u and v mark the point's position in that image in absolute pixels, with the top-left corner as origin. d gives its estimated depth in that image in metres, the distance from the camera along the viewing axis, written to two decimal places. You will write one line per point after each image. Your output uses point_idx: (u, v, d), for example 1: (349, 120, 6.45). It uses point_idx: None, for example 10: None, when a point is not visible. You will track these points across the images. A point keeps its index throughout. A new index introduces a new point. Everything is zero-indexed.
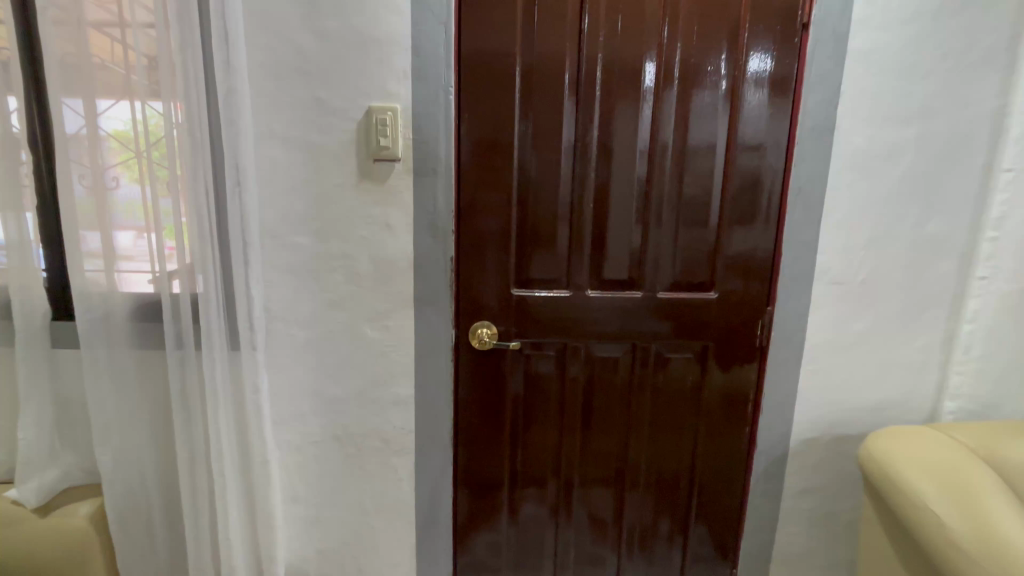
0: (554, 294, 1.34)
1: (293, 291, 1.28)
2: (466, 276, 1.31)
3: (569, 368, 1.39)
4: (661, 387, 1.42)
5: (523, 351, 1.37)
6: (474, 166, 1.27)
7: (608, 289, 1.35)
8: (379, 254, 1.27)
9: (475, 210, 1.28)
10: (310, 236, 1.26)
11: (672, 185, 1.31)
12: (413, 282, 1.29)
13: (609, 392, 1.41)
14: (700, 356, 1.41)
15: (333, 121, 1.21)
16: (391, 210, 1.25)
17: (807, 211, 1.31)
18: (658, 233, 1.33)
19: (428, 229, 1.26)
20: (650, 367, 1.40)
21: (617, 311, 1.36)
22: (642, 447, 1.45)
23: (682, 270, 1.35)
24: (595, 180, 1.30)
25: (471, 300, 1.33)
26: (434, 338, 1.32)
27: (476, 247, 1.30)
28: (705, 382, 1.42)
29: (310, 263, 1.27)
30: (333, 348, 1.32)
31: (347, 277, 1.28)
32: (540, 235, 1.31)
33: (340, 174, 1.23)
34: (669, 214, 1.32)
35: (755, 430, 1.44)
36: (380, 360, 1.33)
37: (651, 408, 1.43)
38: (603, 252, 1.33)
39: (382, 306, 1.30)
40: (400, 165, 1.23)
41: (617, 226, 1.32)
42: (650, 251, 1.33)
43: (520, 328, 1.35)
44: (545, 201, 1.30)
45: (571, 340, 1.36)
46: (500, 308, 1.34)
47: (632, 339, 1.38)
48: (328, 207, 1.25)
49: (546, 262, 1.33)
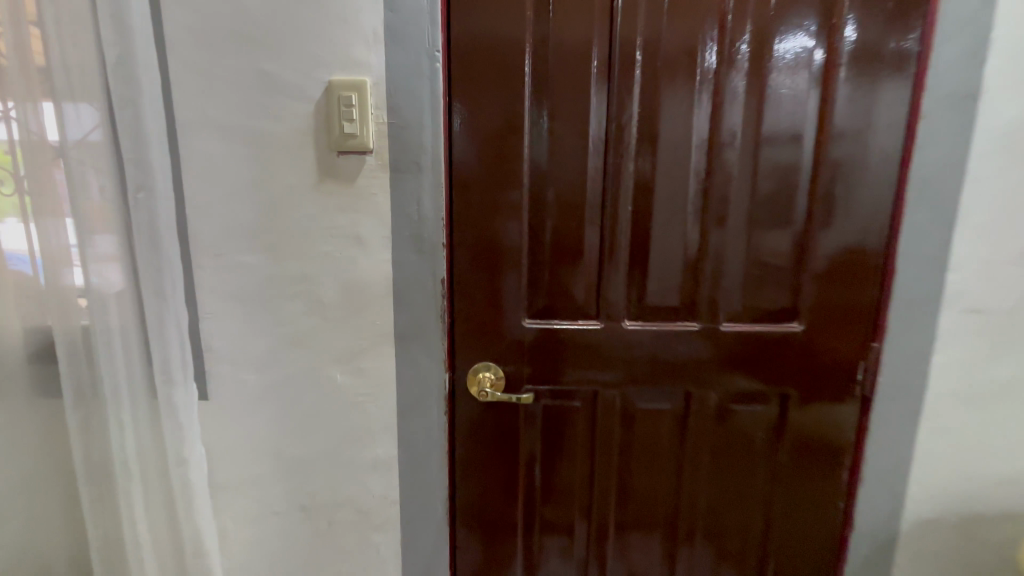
0: (579, 325, 1.01)
1: (242, 325, 0.99)
2: (463, 303, 1.00)
3: (601, 423, 1.05)
4: (726, 448, 1.06)
5: (538, 400, 1.04)
6: (472, 159, 0.95)
7: (652, 320, 1.01)
8: (348, 277, 0.97)
9: (473, 218, 0.97)
10: (262, 254, 0.97)
11: (741, 182, 0.96)
12: (394, 312, 0.98)
13: (654, 453, 1.07)
14: (779, 408, 1.05)
15: (284, 101, 0.91)
16: (363, 218, 0.95)
17: (934, 211, 0.94)
18: (721, 247, 0.98)
19: (412, 243, 0.95)
20: (710, 422, 1.05)
21: (665, 350, 1.02)
22: (701, 488, 1.08)
23: (755, 295, 1.00)
24: (635, 177, 0.96)
25: (470, 335, 1.01)
26: (423, 384, 1.01)
27: (476, 265, 0.99)
28: (786, 442, 1.06)
29: (262, 288, 0.98)
30: (295, 395, 1.03)
31: (309, 307, 0.99)
32: (561, 248, 0.99)
33: (296, 172, 0.93)
34: (736, 221, 0.97)
35: (852, 498, 1.08)
36: (355, 411, 1.03)
37: (712, 475, 1.07)
38: (647, 273, 0.99)
39: (354, 343, 1.00)
40: (371, 158, 0.92)
41: (665, 236, 0.98)
42: (709, 270, 0.99)
43: (534, 369, 1.03)
44: (567, 205, 0.97)
45: (603, 385, 1.03)
46: (507, 344, 1.02)
47: (687, 387, 1.03)
48: (281, 216, 0.95)
49: (569, 286, 1.00)
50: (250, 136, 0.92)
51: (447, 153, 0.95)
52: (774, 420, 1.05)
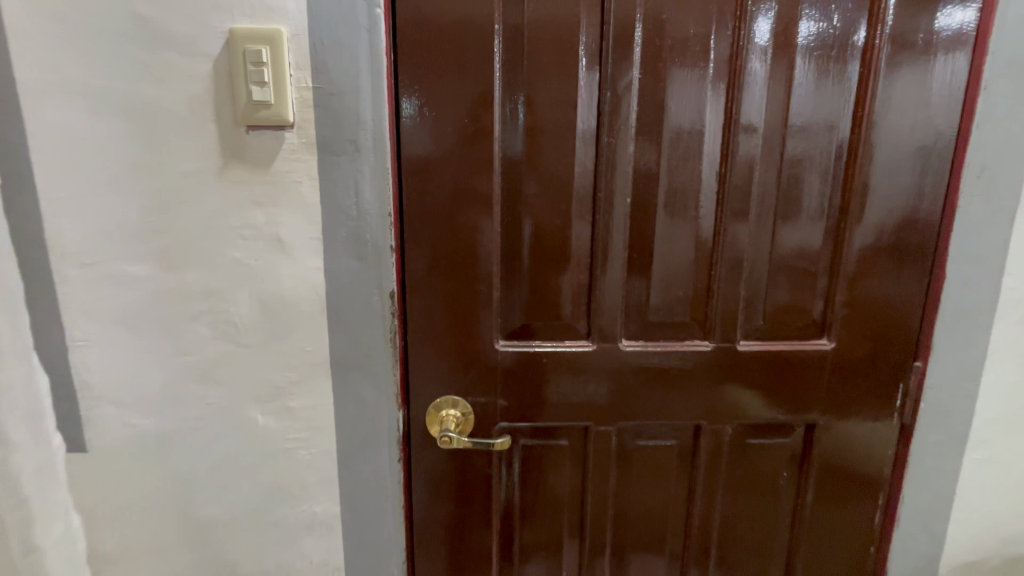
0: (565, 347, 0.81)
1: (128, 356, 0.75)
2: (419, 322, 0.79)
3: (592, 467, 0.86)
4: (740, 489, 0.89)
5: (516, 440, 0.84)
6: (427, 138, 0.74)
7: (655, 340, 0.82)
8: (267, 291, 0.75)
9: (431, 215, 0.76)
10: (148, 264, 0.73)
11: (765, 170, 0.77)
12: (329, 336, 0.76)
13: (657, 500, 0.88)
14: (802, 442, 0.88)
15: (170, 57, 0.67)
16: (284, 215, 0.72)
17: (991, 206, 0.78)
18: (739, 250, 0.80)
19: (349, 247, 0.73)
20: (722, 461, 0.87)
21: (670, 376, 0.83)
22: (712, 536, 0.90)
23: (777, 307, 0.82)
24: (635, 165, 0.76)
25: (429, 362, 0.80)
26: (371, 426, 0.80)
27: (434, 275, 0.77)
28: (810, 482, 0.89)
29: (151, 308, 0.74)
30: (201, 443, 0.79)
31: (217, 331, 0.76)
32: (543, 253, 0.78)
33: (191, 154, 0.70)
34: (758, 217, 0.79)
35: (886, 543, 0.91)
36: (283, 461, 0.81)
37: (723, 523, 0.90)
38: (649, 282, 0.80)
39: (279, 376, 0.78)
40: (292, 135, 0.70)
41: (671, 237, 0.79)
42: (725, 279, 0.80)
43: (509, 402, 0.82)
44: (550, 198, 0.77)
45: (595, 418, 0.84)
46: (476, 373, 0.81)
47: (696, 420, 0.85)
48: (174, 213, 0.72)
49: (552, 299, 0.80)
50: (123, 104, 0.68)
51: (395, 130, 0.73)
52: (796, 456, 0.88)
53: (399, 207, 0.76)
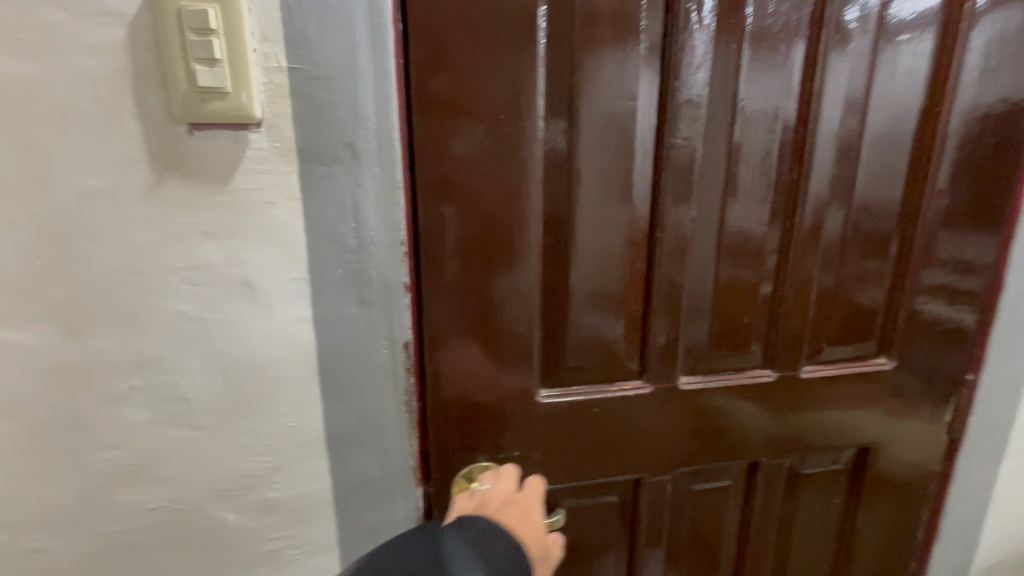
0: (619, 389, 0.68)
1: (26, 458, 0.52)
2: (442, 377, 0.62)
3: (644, 521, 0.74)
4: (793, 521, 0.82)
5: (559, 502, 0.71)
6: (449, 140, 0.55)
7: (715, 371, 0.71)
8: (233, 354, 0.54)
9: (456, 242, 0.58)
10: (45, 327, 0.50)
11: (838, 175, 0.68)
12: (323, 405, 0.57)
13: (711, 545, 0.79)
14: (853, 464, 0.82)
15: (53, 19, 0.43)
16: (252, 250, 0.52)
17: None
18: (807, 265, 0.70)
19: (347, 289, 0.54)
20: (778, 495, 0.79)
21: (731, 413, 0.72)
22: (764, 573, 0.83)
23: (840, 328, 0.74)
24: (700, 171, 0.63)
25: (454, 423, 0.64)
26: (382, 511, 0.62)
27: (461, 316, 0.60)
28: (862, 507, 0.83)
29: (55, 390, 0.51)
30: (147, 562, 0.58)
31: (159, 412, 0.54)
32: (592, 280, 0.64)
33: (99, 165, 0.47)
34: (828, 229, 0.69)
35: (927, 557, 0.89)
36: (265, 567, 0.61)
37: (775, 557, 0.83)
38: (711, 307, 0.69)
39: (255, 463, 0.58)
40: (258, 136, 0.49)
41: (739, 253, 0.68)
42: (790, 298, 0.71)
43: (552, 461, 0.68)
44: (601, 214, 0.62)
45: (648, 467, 0.71)
46: (512, 430, 0.66)
47: (755, 457, 0.76)
48: (80, 252, 0.49)
49: (602, 335, 0.66)
50: None
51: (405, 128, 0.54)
52: (848, 480, 0.83)
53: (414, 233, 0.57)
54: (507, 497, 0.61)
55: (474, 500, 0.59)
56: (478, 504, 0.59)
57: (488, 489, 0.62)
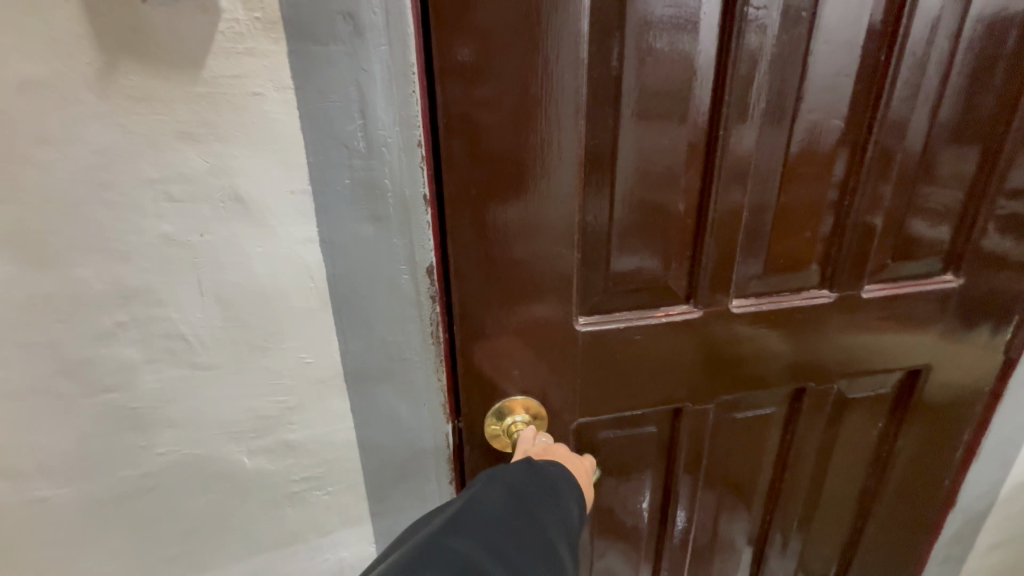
0: (666, 316, 0.61)
1: (11, 405, 0.47)
2: (472, 306, 0.55)
3: (682, 451, 0.71)
4: (832, 446, 0.79)
5: (596, 434, 0.67)
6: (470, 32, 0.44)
7: (770, 295, 0.64)
8: (231, 283, 0.46)
9: (485, 152, 0.48)
10: (2, 255, 0.42)
11: (935, 59, 0.56)
12: (339, 338, 0.51)
13: (748, 472, 0.77)
14: (902, 388, 0.78)
15: None
16: (240, 157, 0.43)
17: None
18: (886, 170, 0.60)
19: (357, 203, 0.46)
20: (821, 422, 0.76)
21: (783, 339, 0.67)
22: (799, 497, 0.81)
23: (908, 243, 0.66)
24: (778, 56, 0.52)
25: (486, 356, 0.58)
26: (410, 449, 0.58)
27: (493, 237, 0.52)
28: (905, 431, 0.80)
29: (31, 330, 0.44)
30: (164, 506, 0.54)
31: (154, 350, 0.48)
32: (641, 191, 0.54)
33: (34, 47, 0.37)
34: (914, 127, 0.59)
35: (962, 476, 0.87)
36: (289, 506, 0.58)
37: (811, 482, 0.81)
38: (772, 222, 0.60)
39: (268, 403, 0.52)
40: (231, 3, 0.38)
41: (811, 157, 0.58)
42: (862, 209, 0.62)
43: (591, 394, 0.63)
44: (656, 110, 0.51)
45: (692, 397, 0.67)
46: (550, 363, 0.60)
47: (803, 384, 0.71)
48: (28, 162, 0.39)
49: (648, 257, 0.58)
50: None
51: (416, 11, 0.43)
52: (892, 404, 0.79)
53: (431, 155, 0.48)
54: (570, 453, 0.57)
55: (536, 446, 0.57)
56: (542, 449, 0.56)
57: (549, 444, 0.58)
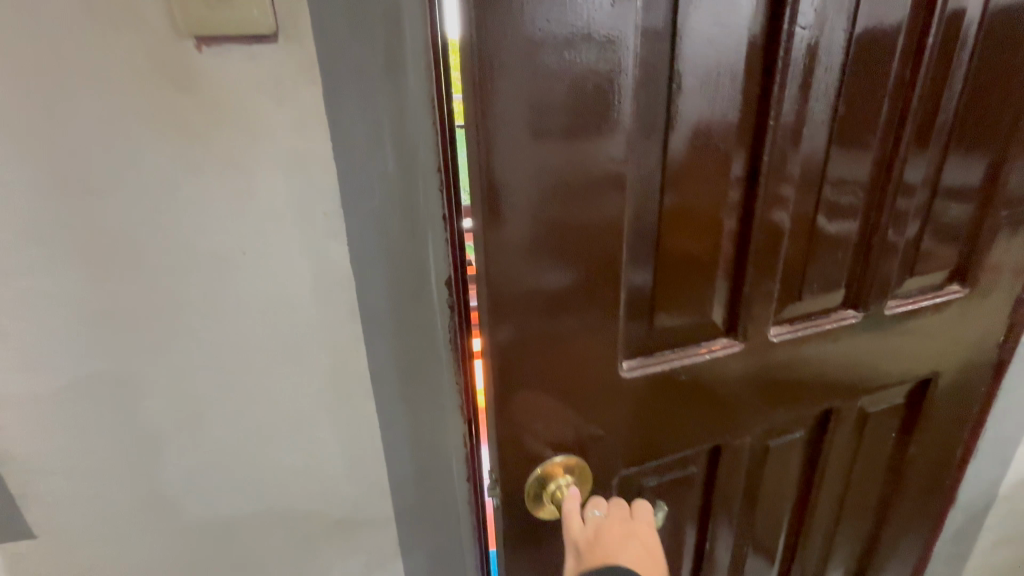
0: (711, 353, 0.63)
1: (71, 407, 0.51)
2: (526, 369, 0.55)
3: (722, 484, 0.75)
4: (851, 461, 0.83)
5: (641, 481, 0.69)
6: (512, 99, 0.44)
7: (803, 320, 0.68)
8: (272, 296, 0.51)
9: (533, 216, 0.49)
10: (71, 275, 0.47)
11: (948, 79, 0.60)
12: (367, 345, 0.56)
13: (773, 489, 0.80)
14: (912, 399, 0.81)
15: None
16: (280, 183, 0.47)
17: None
18: (907, 190, 0.65)
19: (385, 224, 0.50)
20: (840, 438, 0.79)
21: (813, 363, 0.70)
22: (823, 512, 0.85)
23: (919, 252, 0.70)
24: (824, 80, 0.55)
25: (541, 411, 0.58)
26: (432, 448, 0.62)
27: (544, 295, 0.52)
28: (917, 441, 0.83)
29: (92, 339, 0.49)
30: (205, 500, 0.59)
31: (201, 356, 0.52)
32: (691, 235, 0.56)
33: (103, 89, 0.42)
34: (932, 145, 0.64)
35: (962, 475, 0.90)
36: (319, 502, 0.62)
37: (833, 494, 0.84)
38: (814, 245, 0.63)
39: (302, 404, 0.57)
40: (277, 49, 0.43)
41: (845, 180, 0.61)
42: (889, 225, 0.66)
43: (640, 437, 0.64)
44: (706, 146, 0.52)
45: (728, 429, 0.70)
46: (602, 410, 0.60)
47: (825, 402, 0.74)
48: (95, 188, 0.45)
49: (695, 291, 0.60)
50: None
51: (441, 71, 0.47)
52: (904, 416, 0.82)
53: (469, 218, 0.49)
54: (625, 527, 0.62)
55: (590, 528, 0.61)
56: (596, 533, 0.61)
57: (602, 517, 0.62)
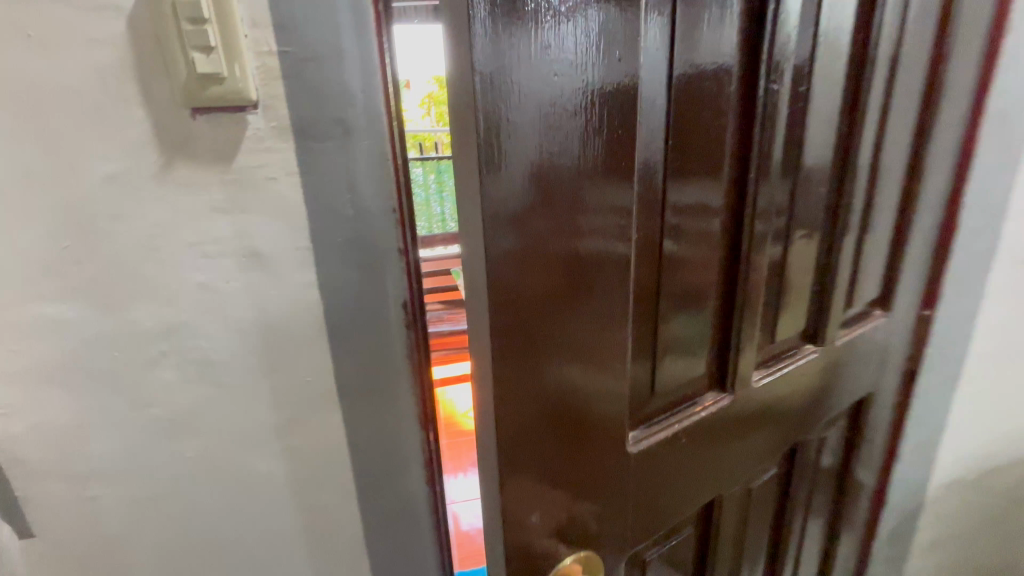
0: (707, 408, 0.64)
1: (71, 418, 0.59)
2: (542, 467, 0.48)
3: (717, 530, 0.77)
4: (812, 482, 0.90)
5: (645, 555, 0.67)
6: (527, 149, 0.38)
7: (776, 361, 0.71)
8: (250, 319, 0.60)
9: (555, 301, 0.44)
10: (78, 301, 0.55)
11: (869, 137, 0.68)
12: (334, 361, 0.64)
13: (754, 521, 0.84)
14: (852, 417, 0.91)
15: (56, 14, 0.47)
16: (258, 223, 0.57)
17: (998, 155, 0.79)
18: (846, 233, 0.72)
19: (349, 256, 0.60)
20: (804, 463, 0.87)
21: (784, 406, 0.74)
22: (794, 528, 0.92)
23: (855, 286, 0.77)
24: (784, 128, 0.58)
25: (559, 506, 0.52)
26: (393, 455, 0.69)
27: (562, 384, 0.47)
28: (857, 452, 0.93)
29: (93, 357, 0.57)
30: (190, 502, 0.66)
31: (187, 372, 0.60)
32: (687, 292, 0.57)
33: (113, 151, 0.52)
34: (865, 195, 0.72)
35: (886, 478, 0.97)
36: (293, 504, 0.70)
37: (801, 513, 0.92)
38: (779, 288, 0.68)
39: (276, 414, 0.65)
40: (255, 117, 0.53)
41: (801, 228, 0.66)
42: (834, 263, 0.73)
43: (648, 510, 0.61)
44: (695, 209, 0.53)
45: (721, 480, 0.71)
46: (617, 489, 0.56)
47: (794, 436, 0.79)
48: (102, 230, 0.53)
49: (689, 348, 0.60)
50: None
51: (399, 138, 0.58)
52: (846, 432, 0.91)
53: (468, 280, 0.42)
54: None
55: None
56: None
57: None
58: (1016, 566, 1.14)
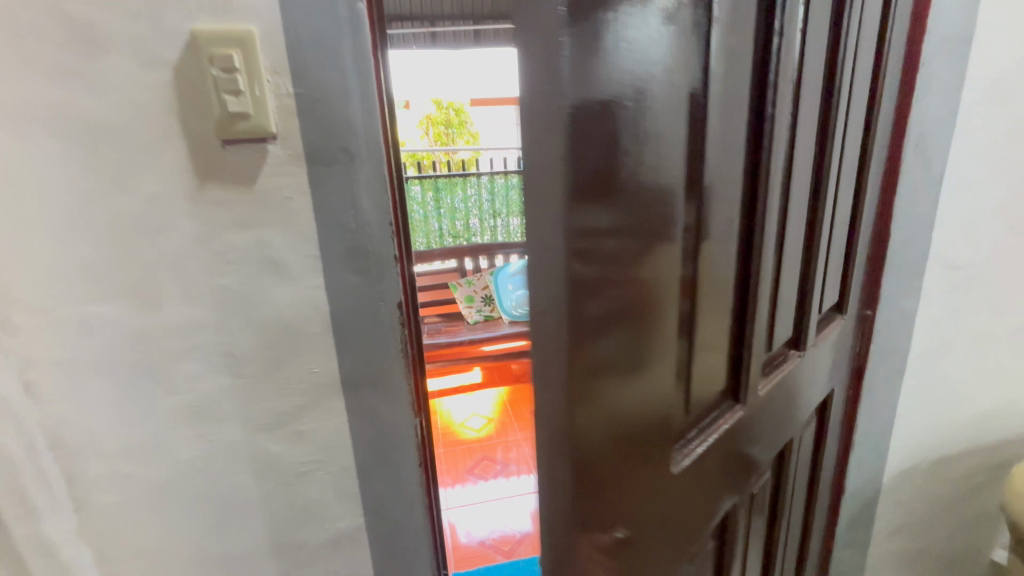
0: (727, 419, 0.65)
1: (109, 404, 0.68)
2: (588, 474, 0.49)
3: (731, 544, 0.76)
4: (794, 484, 0.92)
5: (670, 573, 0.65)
6: (584, 154, 0.40)
7: (775, 369, 0.73)
8: (266, 317, 0.70)
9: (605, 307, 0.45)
10: (120, 301, 0.65)
11: (835, 153, 0.73)
12: (337, 355, 0.73)
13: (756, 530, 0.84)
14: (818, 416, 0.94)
15: (114, 65, 0.58)
16: (274, 235, 0.67)
17: (922, 171, 0.90)
18: (821, 244, 0.76)
19: (351, 262, 0.70)
20: (789, 466, 0.88)
21: (777, 411, 0.76)
22: (780, 533, 0.93)
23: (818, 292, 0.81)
24: (784, 146, 0.61)
25: (605, 512, 0.51)
26: (389, 439, 0.78)
27: (609, 389, 0.48)
28: (823, 448, 0.98)
29: (130, 350, 0.67)
30: (208, 481, 0.75)
31: (210, 363, 0.70)
32: (716, 306, 0.58)
33: (156, 175, 0.62)
34: (834, 207, 0.77)
35: (842, 466, 1.05)
36: (299, 485, 0.78)
37: (786, 517, 0.93)
38: (780, 299, 0.70)
39: (286, 402, 0.74)
40: (274, 146, 0.64)
41: (794, 241, 0.69)
42: (814, 274, 0.76)
43: (676, 519, 0.61)
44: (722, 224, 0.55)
45: (733, 490, 0.71)
46: (652, 497, 0.56)
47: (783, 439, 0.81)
48: (143, 241, 0.63)
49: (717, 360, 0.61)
50: (63, 123, 0.58)
51: (393, 153, 0.70)
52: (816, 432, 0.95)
53: (535, 277, 0.43)
54: None
55: None
56: None
57: None
58: (973, 552, 1.22)
